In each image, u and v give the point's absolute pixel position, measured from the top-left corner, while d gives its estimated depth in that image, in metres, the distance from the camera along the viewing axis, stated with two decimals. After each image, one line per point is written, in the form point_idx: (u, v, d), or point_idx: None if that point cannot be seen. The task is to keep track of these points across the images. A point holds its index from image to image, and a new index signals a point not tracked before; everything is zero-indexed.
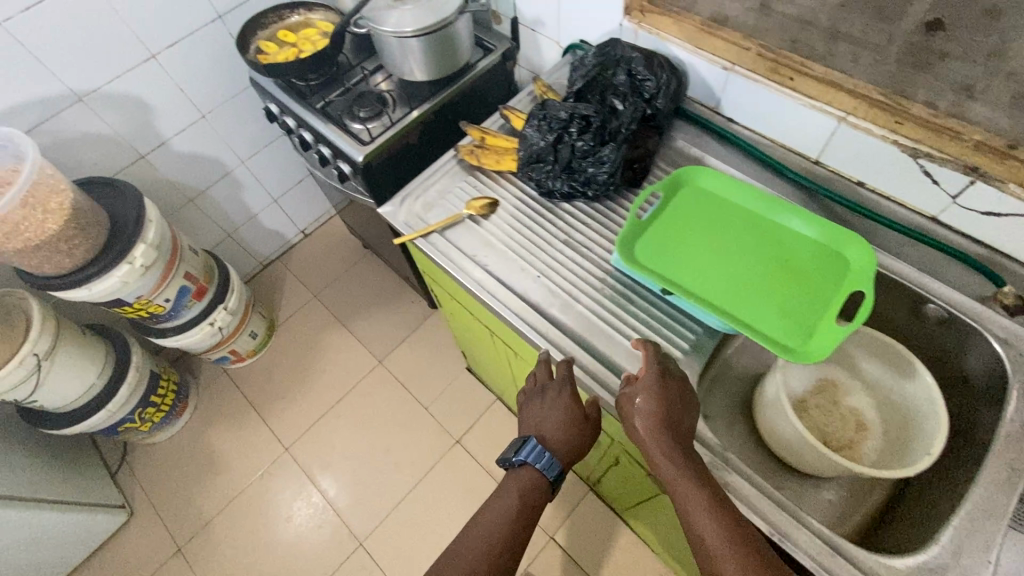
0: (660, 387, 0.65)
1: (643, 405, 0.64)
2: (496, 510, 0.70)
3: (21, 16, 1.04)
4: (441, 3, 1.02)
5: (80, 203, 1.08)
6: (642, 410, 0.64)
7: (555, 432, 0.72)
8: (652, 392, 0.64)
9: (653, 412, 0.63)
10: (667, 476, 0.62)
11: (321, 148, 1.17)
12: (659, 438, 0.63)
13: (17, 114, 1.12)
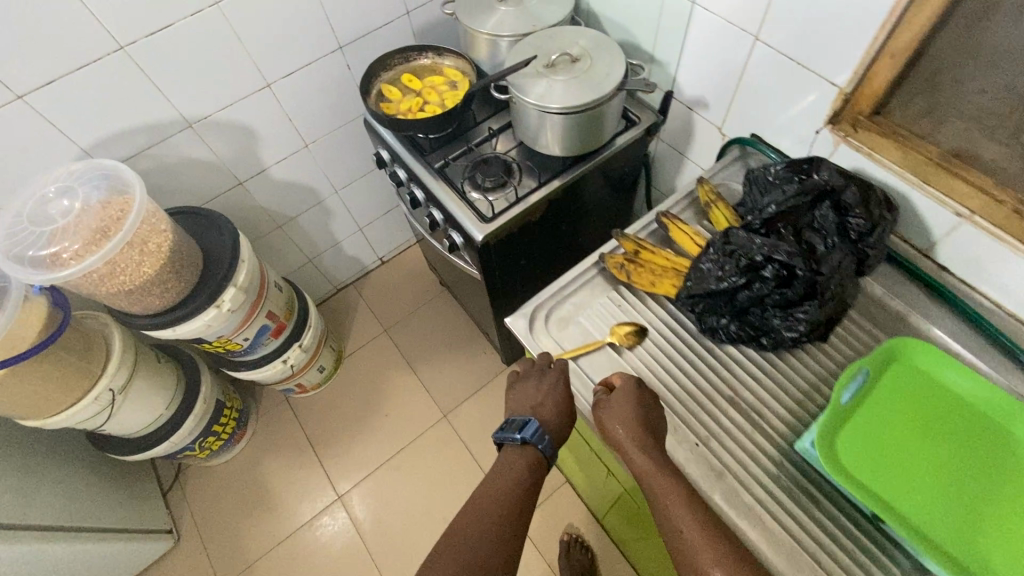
0: (638, 389, 0.66)
1: (620, 408, 0.65)
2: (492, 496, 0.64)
3: (145, 41, 0.96)
4: (598, 80, 0.89)
5: (177, 242, 1.01)
6: (617, 414, 0.65)
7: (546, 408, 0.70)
8: (627, 393, 0.65)
9: (628, 414, 0.64)
10: (642, 474, 0.61)
11: (432, 211, 1.08)
12: (632, 434, 0.63)
13: (125, 139, 1.06)
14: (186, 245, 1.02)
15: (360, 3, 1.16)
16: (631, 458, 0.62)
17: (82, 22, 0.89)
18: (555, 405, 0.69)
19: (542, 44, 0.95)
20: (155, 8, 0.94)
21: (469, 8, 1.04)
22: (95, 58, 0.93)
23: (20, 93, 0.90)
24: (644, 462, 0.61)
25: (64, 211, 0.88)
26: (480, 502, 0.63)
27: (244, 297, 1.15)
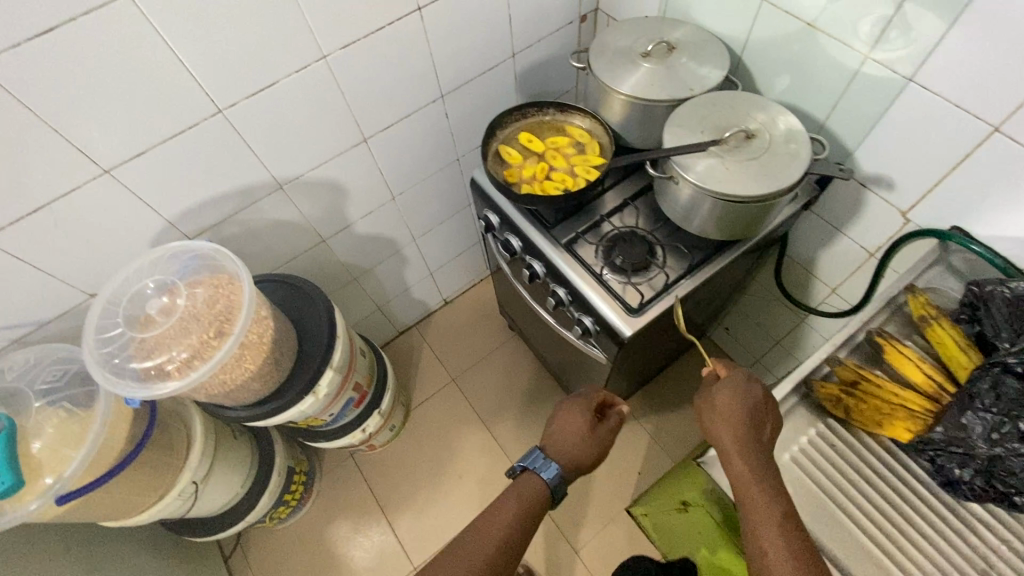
0: (745, 388, 0.76)
1: (736, 393, 0.75)
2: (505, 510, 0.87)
3: (244, 103, 0.83)
4: (782, 162, 0.76)
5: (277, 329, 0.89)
6: (731, 393, 0.75)
7: (576, 451, 0.95)
8: (732, 388, 0.75)
9: (733, 410, 0.73)
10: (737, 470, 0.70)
11: (556, 290, 0.95)
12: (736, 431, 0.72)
13: (212, 208, 0.93)
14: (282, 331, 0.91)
15: (469, 48, 1.03)
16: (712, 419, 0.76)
17: (180, 88, 0.76)
18: (575, 441, 0.95)
19: (705, 113, 0.82)
20: (258, 66, 0.81)
21: (608, 63, 0.91)
22: (190, 125, 0.81)
23: (106, 169, 0.78)
24: (739, 462, 0.70)
25: (171, 298, 0.77)
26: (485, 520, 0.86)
27: (337, 376, 1.03)
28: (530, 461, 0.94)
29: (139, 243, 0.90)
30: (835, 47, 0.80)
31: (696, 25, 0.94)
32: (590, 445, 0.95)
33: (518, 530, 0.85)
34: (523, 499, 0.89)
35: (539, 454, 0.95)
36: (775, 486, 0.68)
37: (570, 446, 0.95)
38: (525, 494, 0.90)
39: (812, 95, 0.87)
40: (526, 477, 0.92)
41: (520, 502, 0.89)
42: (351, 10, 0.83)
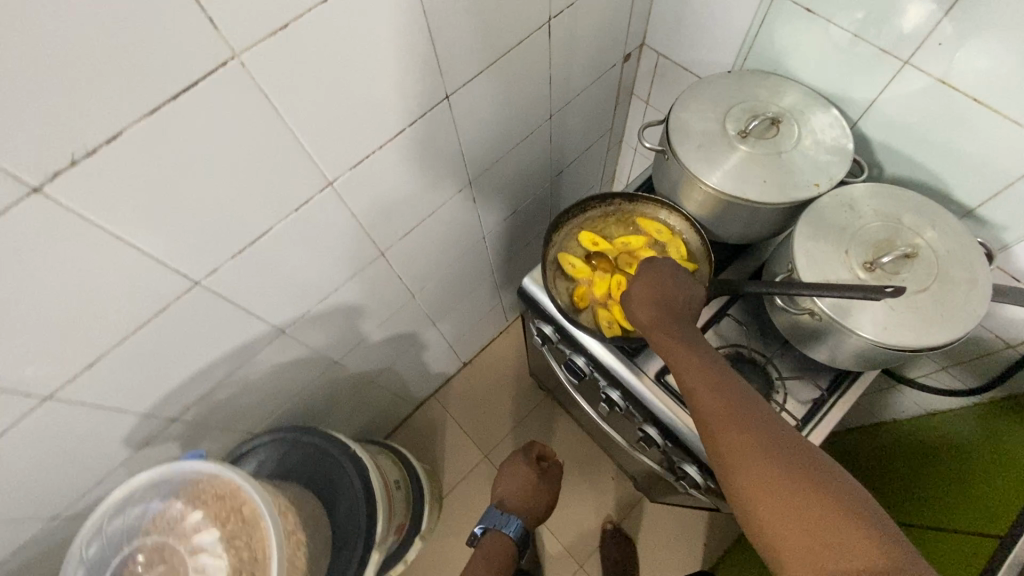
0: (648, 269, 0.66)
1: (660, 273, 0.66)
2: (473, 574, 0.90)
3: (230, 264, 0.61)
4: (961, 296, 0.59)
5: (304, 537, 0.70)
6: (649, 276, 0.66)
7: (530, 501, 1.03)
8: (641, 276, 0.66)
9: (641, 297, 0.64)
10: (670, 359, 0.61)
11: (645, 427, 0.78)
12: (655, 322, 0.63)
13: (199, 381, 0.71)
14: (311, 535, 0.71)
15: (504, 124, 0.80)
16: (642, 328, 0.64)
17: (141, 274, 0.53)
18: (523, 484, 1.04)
19: (843, 223, 0.64)
20: (246, 217, 0.58)
21: (699, 149, 0.71)
22: (160, 310, 0.58)
23: (47, 395, 0.56)
24: (664, 343, 0.61)
25: (179, 526, 0.64)
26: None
27: (381, 547, 0.84)
28: (489, 522, 0.98)
29: (110, 445, 0.68)
30: (1008, 125, 0.62)
31: (803, 86, 0.74)
32: (541, 489, 1.05)
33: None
34: (492, 558, 0.93)
35: (496, 512, 1.00)
36: (715, 361, 0.58)
37: (523, 495, 1.03)
38: (494, 554, 0.94)
39: (960, 175, 0.69)
40: (491, 538, 0.97)
41: (495, 558, 0.94)
42: (364, 120, 0.60)
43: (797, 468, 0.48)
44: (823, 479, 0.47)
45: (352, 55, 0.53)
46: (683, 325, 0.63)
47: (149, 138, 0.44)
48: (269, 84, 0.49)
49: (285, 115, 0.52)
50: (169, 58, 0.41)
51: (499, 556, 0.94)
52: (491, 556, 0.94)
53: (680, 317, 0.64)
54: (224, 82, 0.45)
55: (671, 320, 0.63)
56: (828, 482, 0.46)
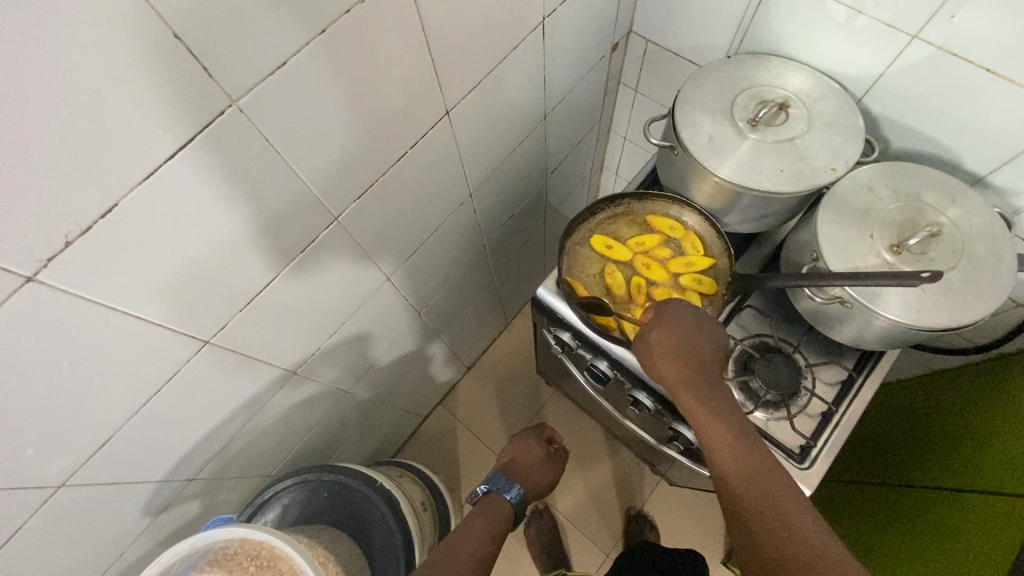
0: (668, 320, 0.64)
1: (684, 322, 0.64)
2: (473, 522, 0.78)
3: (238, 317, 0.57)
4: (985, 270, 0.59)
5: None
6: (674, 328, 0.64)
7: (533, 476, 0.94)
8: (661, 329, 0.64)
9: (663, 353, 0.64)
10: (693, 415, 0.64)
11: (679, 428, 0.76)
12: (678, 378, 0.64)
13: (214, 437, 0.68)
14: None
15: (501, 132, 0.77)
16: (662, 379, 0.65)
17: (147, 345, 0.50)
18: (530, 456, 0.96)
19: (861, 208, 0.64)
20: (250, 268, 0.54)
21: (709, 142, 0.68)
22: (170, 376, 0.55)
23: (58, 483, 0.53)
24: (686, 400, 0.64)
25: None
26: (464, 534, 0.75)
27: None
28: (493, 483, 0.88)
29: (128, 515, 0.65)
30: (1018, 94, 0.61)
31: (806, 68, 0.73)
32: (547, 469, 0.97)
33: (494, 541, 0.76)
34: (493, 513, 0.81)
35: (501, 476, 0.89)
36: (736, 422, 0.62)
37: (529, 469, 0.94)
38: (495, 512, 0.81)
39: (969, 145, 0.69)
40: (491, 499, 0.85)
41: (496, 513, 0.81)
42: (366, 150, 0.56)
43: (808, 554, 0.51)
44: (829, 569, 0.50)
45: (350, 86, 0.49)
46: (710, 384, 0.64)
47: (149, 205, 0.40)
48: (269, 128, 0.45)
49: (287, 157, 0.48)
50: (164, 115, 0.37)
51: (499, 515, 0.81)
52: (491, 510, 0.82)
53: (705, 375, 0.64)
54: (222, 133, 0.41)
55: (697, 380, 0.63)
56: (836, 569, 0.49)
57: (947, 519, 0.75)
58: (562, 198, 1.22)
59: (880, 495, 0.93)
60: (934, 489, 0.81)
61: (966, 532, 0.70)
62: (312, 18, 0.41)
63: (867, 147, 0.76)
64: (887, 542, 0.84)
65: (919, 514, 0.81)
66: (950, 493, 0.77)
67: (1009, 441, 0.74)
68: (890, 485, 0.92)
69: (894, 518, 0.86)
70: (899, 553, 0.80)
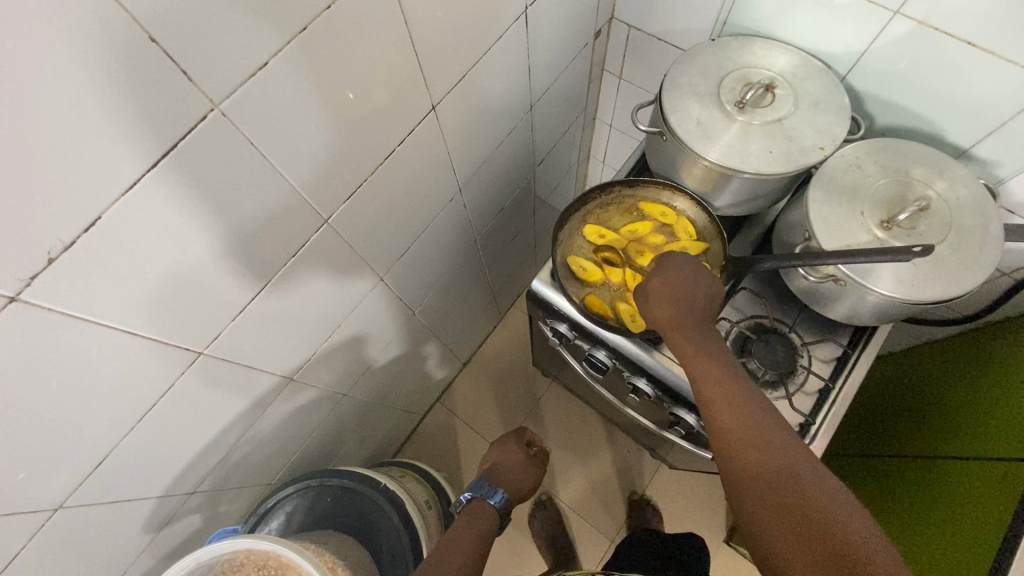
0: (665, 267, 0.65)
1: (678, 271, 0.64)
2: (461, 528, 0.77)
3: (230, 326, 0.56)
4: (974, 242, 0.60)
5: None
6: (668, 278, 0.64)
7: (516, 479, 0.95)
8: (658, 276, 0.64)
9: (657, 291, 0.64)
10: (684, 359, 0.62)
11: (679, 413, 0.76)
12: (672, 320, 0.63)
13: (213, 450, 0.67)
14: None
15: (487, 126, 0.76)
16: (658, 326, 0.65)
17: (139, 360, 0.49)
18: (513, 459, 0.96)
19: (850, 186, 0.64)
20: (240, 276, 0.53)
21: (698, 126, 0.68)
22: (164, 391, 0.54)
23: (55, 505, 0.52)
24: (680, 343, 0.62)
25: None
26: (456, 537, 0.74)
27: None
28: (477, 489, 0.87)
29: (129, 533, 0.64)
30: (999, 65, 0.62)
31: (791, 48, 0.73)
32: (530, 472, 0.97)
33: (483, 549, 0.75)
34: (478, 518, 0.81)
35: (484, 482, 0.89)
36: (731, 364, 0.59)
37: (512, 472, 0.95)
38: (480, 517, 0.81)
39: (952, 118, 0.70)
40: (475, 505, 0.85)
41: (482, 518, 0.81)
42: (353, 150, 0.55)
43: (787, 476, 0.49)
44: (803, 491, 0.47)
45: (333, 85, 0.48)
46: (702, 331, 0.62)
47: (131, 217, 0.40)
48: (252, 130, 0.44)
49: (272, 160, 0.47)
50: (141, 124, 0.36)
51: (484, 520, 0.81)
52: (476, 518, 0.82)
53: (697, 317, 0.62)
54: (203, 139, 0.40)
55: (689, 321, 0.62)
56: (812, 492, 0.47)
57: (942, 487, 0.76)
58: (551, 189, 1.21)
59: (877, 467, 0.94)
60: (930, 457, 0.82)
61: (965, 498, 0.71)
62: (293, 15, 0.40)
63: (853, 124, 0.76)
64: (888, 511, 0.86)
65: (917, 483, 0.82)
66: (947, 460, 0.78)
67: (1002, 405, 0.75)
68: (887, 456, 0.93)
69: (892, 488, 0.87)
70: (901, 522, 0.81)
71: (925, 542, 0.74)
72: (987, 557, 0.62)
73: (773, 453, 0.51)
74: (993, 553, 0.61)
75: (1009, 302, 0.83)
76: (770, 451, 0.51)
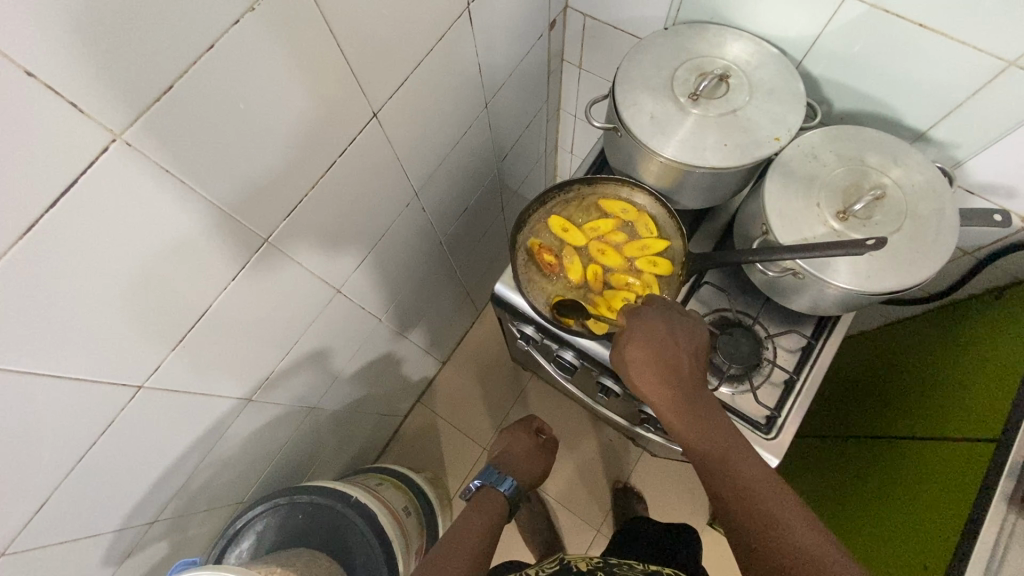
0: (644, 328, 0.63)
1: (654, 329, 0.63)
2: (472, 516, 0.76)
3: (173, 356, 0.54)
4: (931, 229, 0.60)
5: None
6: (644, 338, 0.63)
7: (525, 468, 0.93)
8: (636, 339, 0.63)
9: (637, 361, 0.63)
10: (679, 431, 0.62)
11: (647, 409, 0.76)
12: (659, 391, 0.63)
13: (170, 479, 0.65)
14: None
15: (439, 127, 0.74)
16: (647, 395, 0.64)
17: (69, 402, 0.46)
18: (523, 448, 0.96)
19: (807, 177, 0.63)
20: (179, 306, 0.51)
21: (652, 121, 0.66)
22: (104, 428, 0.51)
23: None
24: (671, 414, 0.62)
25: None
26: (465, 524, 0.73)
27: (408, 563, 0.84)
28: (486, 477, 0.86)
29: (86, 569, 0.62)
30: (952, 45, 0.61)
31: (745, 34, 0.70)
32: (538, 459, 0.96)
33: (496, 535, 0.74)
34: (487, 505, 0.80)
35: (493, 470, 0.89)
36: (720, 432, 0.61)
37: (521, 460, 0.94)
38: (490, 504, 0.80)
39: (908, 102, 0.69)
40: (486, 492, 0.84)
41: (487, 505, 0.80)
42: (290, 165, 0.53)
43: (810, 565, 0.48)
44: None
45: (257, 103, 0.45)
46: (689, 396, 0.62)
47: (38, 260, 0.37)
48: (167, 157, 0.41)
49: (196, 185, 0.45)
50: (32, 163, 0.33)
51: (494, 506, 0.80)
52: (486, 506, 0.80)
53: (685, 382, 0.62)
54: (105, 172, 0.37)
55: (676, 391, 0.62)
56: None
57: (906, 467, 0.77)
58: (518, 183, 1.19)
59: (845, 447, 0.95)
60: (897, 439, 0.82)
61: (930, 482, 0.71)
62: (199, 30, 0.37)
63: (812, 110, 0.75)
64: (856, 493, 0.86)
65: (883, 463, 0.83)
66: (913, 442, 0.78)
67: (969, 388, 0.75)
68: (855, 436, 0.93)
69: (859, 468, 0.88)
70: (869, 504, 0.81)
71: (893, 525, 0.74)
72: (952, 542, 0.62)
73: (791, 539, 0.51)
74: (959, 528, 0.62)
75: (972, 280, 0.83)
76: (776, 532, 0.52)
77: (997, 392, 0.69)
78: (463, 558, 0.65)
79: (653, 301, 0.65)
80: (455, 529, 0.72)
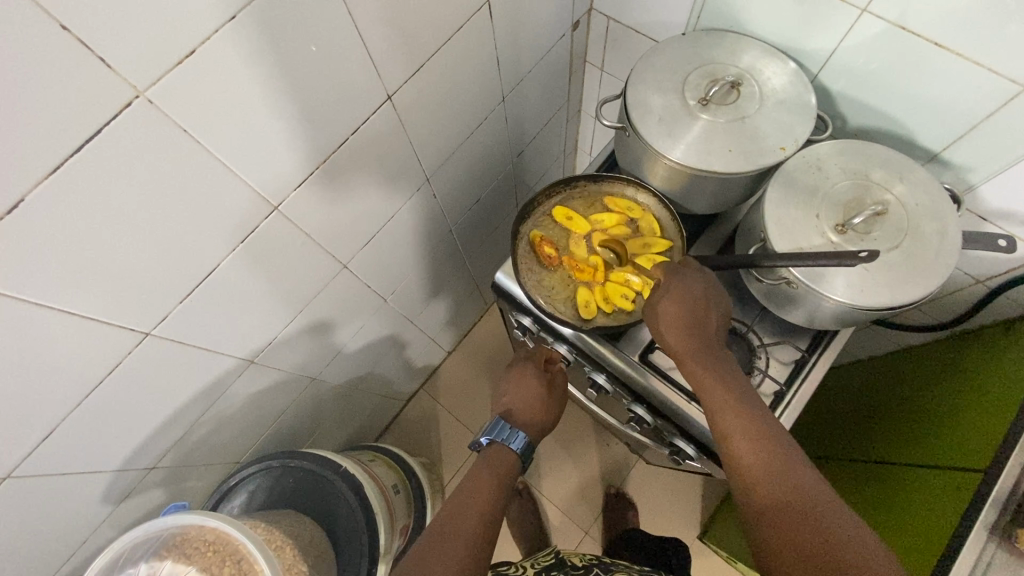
0: (684, 286, 0.63)
1: (689, 289, 0.63)
2: (481, 477, 0.70)
3: (180, 308, 0.57)
4: (932, 249, 0.59)
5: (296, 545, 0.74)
6: (680, 295, 0.63)
7: (534, 419, 0.82)
8: (677, 293, 0.63)
9: (675, 313, 0.63)
10: (699, 384, 0.63)
11: (635, 408, 0.77)
12: (688, 343, 0.63)
13: (170, 427, 0.69)
14: (303, 540, 0.76)
15: (455, 114, 0.76)
16: (674, 347, 0.64)
17: (80, 338, 0.50)
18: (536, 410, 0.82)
19: (812, 187, 0.63)
20: (187, 259, 0.54)
21: (660, 122, 0.68)
22: (112, 369, 0.55)
23: (4, 474, 0.54)
24: (694, 366, 0.63)
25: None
26: (471, 486, 0.68)
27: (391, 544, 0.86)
28: (494, 432, 0.78)
29: (86, 504, 0.67)
30: (968, 66, 0.60)
31: (762, 44, 0.71)
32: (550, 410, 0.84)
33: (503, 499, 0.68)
34: (499, 467, 0.72)
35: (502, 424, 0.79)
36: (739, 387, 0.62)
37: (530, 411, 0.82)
38: (500, 462, 0.73)
39: (921, 121, 0.69)
40: (496, 448, 0.76)
41: (489, 482, 0.69)
42: (304, 137, 0.55)
43: (812, 510, 0.52)
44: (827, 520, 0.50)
45: (271, 75, 0.48)
46: (713, 354, 0.63)
47: (56, 199, 0.40)
48: (185, 118, 0.44)
49: (211, 147, 0.48)
50: (64, 110, 0.37)
51: (506, 467, 0.73)
52: (496, 466, 0.73)
53: (712, 341, 0.63)
54: (127, 125, 0.40)
55: (705, 348, 0.63)
56: (852, 543, 0.48)
57: (895, 494, 0.76)
58: (535, 180, 1.21)
59: (840, 471, 0.94)
60: (890, 466, 0.81)
61: (918, 508, 0.70)
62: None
63: (825, 124, 0.75)
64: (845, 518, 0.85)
65: (873, 489, 0.82)
66: (904, 469, 0.77)
67: (964, 417, 0.74)
68: (852, 461, 0.92)
69: (851, 492, 0.87)
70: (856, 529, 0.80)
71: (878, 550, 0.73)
72: (930, 566, 0.61)
73: (805, 493, 0.53)
74: (939, 552, 0.61)
75: (983, 309, 0.81)
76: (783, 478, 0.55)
77: (992, 422, 0.68)
78: (463, 533, 0.60)
79: (689, 264, 0.65)
80: (461, 490, 0.68)
